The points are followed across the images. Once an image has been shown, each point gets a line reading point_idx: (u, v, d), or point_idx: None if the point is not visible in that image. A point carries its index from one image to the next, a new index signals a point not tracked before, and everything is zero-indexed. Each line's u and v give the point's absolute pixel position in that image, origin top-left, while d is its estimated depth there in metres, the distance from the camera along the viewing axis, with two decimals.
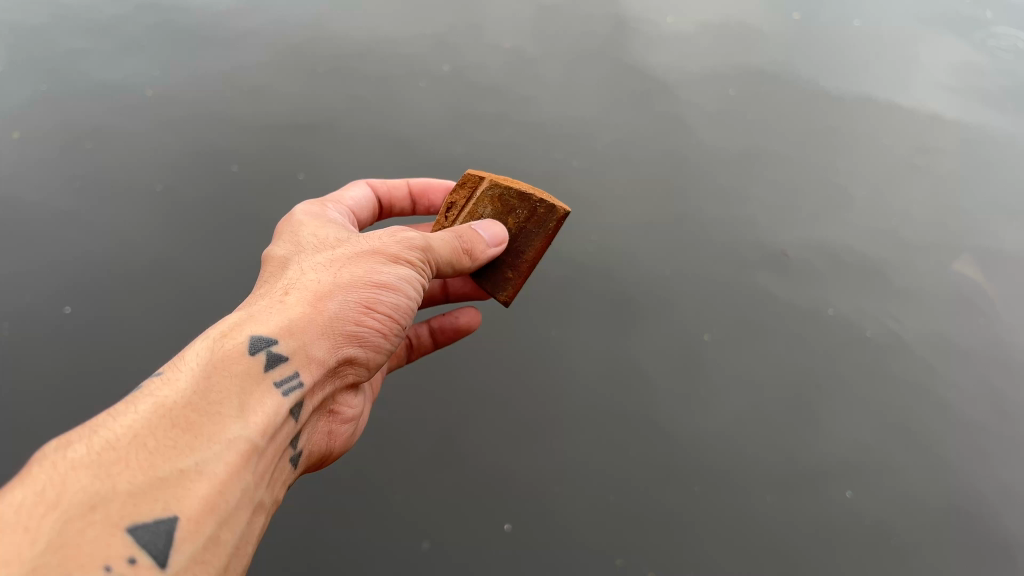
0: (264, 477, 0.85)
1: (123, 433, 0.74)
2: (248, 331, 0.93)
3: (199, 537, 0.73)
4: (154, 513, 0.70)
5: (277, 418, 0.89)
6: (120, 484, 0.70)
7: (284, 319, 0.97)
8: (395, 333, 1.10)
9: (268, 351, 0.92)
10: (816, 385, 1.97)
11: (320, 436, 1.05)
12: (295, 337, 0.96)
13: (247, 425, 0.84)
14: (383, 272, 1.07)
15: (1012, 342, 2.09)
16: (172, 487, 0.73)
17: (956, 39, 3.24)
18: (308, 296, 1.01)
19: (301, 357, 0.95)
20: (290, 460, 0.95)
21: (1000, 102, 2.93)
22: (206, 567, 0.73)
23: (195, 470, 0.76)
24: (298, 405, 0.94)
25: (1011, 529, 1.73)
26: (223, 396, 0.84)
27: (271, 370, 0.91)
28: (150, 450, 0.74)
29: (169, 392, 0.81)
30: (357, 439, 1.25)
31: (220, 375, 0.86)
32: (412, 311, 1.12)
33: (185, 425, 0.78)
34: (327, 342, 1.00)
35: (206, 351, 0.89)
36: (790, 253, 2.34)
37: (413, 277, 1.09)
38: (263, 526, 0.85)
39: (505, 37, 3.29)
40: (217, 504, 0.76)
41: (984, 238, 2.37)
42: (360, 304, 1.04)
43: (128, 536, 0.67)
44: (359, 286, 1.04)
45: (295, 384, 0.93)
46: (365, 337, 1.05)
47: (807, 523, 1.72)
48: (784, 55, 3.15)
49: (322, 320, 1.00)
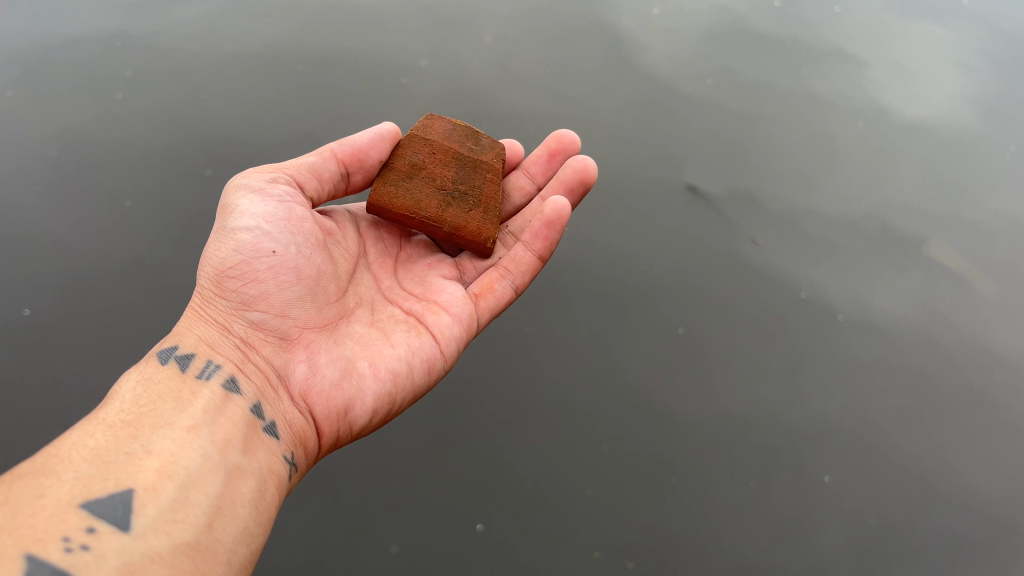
0: (227, 445, 1.20)
1: (68, 442, 1.09)
2: (155, 353, 1.35)
3: (160, 499, 1.05)
4: (108, 490, 1.03)
5: (216, 399, 1.27)
6: (68, 476, 1.04)
7: (178, 332, 1.39)
8: (258, 263, 1.40)
9: (173, 357, 1.34)
10: (791, 372, 2.04)
11: (288, 405, 1.37)
12: (188, 338, 1.38)
13: (190, 411, 1.22)
14: (216, 237, 1.43)
15: (979, 323, 2.19)
16: (120, 468, 1.07)
17: (943, 21, 3.35)
18: (190, 308, 1.44)
19: (199, 349, 1.36)
20: (263, 431, 1.30)
21: (981, 85, 3.06)
22: (178, 517, 1.05)
23: (140, 451, 1.11)
24: (228, 379, 1.32)
25: (967, 504, 1.82)
26: (153, 400, 1.22)
27: (187, 370, 1.31)
28: (90, 449, 1.09)
29: (104, 407, 1.18)
30: (379, 391, 1.45)
31: (148, 389, 1.24)
32: (264, 239, 1.41)
33: (123, 425, 1.15)
34: (219, 327, 1.40)
35: (133, 372, 1.29)
36: (761, 242, 2.43)
37: (234, 203, 1.44)
38: (247, 487, 1.18)
39: (501, 14, 3.25)
40: (171, 473, 1.09)
41: (967, 229, 2.45)
42: (216, 277, 1.41)
43: (83, 512, 0.99)
44: (210, 263, 1.42)
45: (212, 368, 1.33)
46: (242, 297, 1.40)
47: (785, 512, 1.78)
48: (772, 54, 3.20)
49: (204, 315, 1.41)
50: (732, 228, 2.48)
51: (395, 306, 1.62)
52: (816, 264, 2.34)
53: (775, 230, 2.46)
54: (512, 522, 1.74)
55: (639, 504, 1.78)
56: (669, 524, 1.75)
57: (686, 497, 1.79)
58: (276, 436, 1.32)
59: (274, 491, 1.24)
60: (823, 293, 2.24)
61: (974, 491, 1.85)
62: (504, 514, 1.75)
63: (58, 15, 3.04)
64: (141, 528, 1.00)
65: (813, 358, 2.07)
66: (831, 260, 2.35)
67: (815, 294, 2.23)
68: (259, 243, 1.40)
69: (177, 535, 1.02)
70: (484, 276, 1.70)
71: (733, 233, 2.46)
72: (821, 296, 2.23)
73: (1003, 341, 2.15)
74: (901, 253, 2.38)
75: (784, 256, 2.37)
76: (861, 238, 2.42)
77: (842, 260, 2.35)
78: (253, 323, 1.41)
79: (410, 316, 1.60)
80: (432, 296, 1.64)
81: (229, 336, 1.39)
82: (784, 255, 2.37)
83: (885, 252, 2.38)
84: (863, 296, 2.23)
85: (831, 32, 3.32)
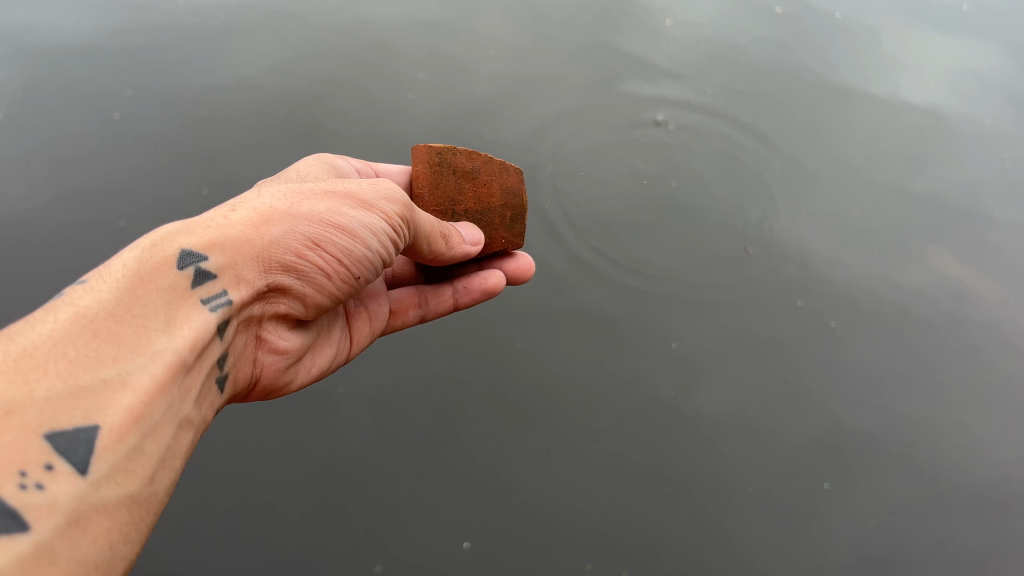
0: (187, 393, 1.01)
1: (41, 342, 0.85)
2: (178, 243, 1.08)
3: (122, 447, 0.86)
4: (76, 421, 0.82)
5: (203, 335, 1.04)
6: (39, 392, 0.81)
7: (219, 236, 1.13)
8: (341, 277, 1.25)
9: (196, 266, 1.07)
10: (784, 379, 2.02)
11: (245, 361, 1.23)
12: (226, 254, 1.13)
13: (173, 341, 0.98)
14: (345, 216, 1.23)
15: (978, 335, 2.16)
16: (95, 396, 0.85)
17: (949, 32, 3.34)
18: (253, 220, 1.18)
19: (231, 275, 1.12)
20: (215, 381, 1.12)
21: (985, 95, 3.04)
22: (129, 472, 0.87)
23: (118, 380, 0.88)
24: (224, 322, 1.10)
25: (969, 514, 1.79)
26: (147, 311, 0.97)
27: (197, 288, 1.07)
28: (70, 359, 0.85)
29: (89, 303, 0.92)
30: (303, 378, 1.40)
31: (146, 289, 0.99)
32: (365, 263, 1.27)
33: (107, 337, 0.90)
34: (261, 268, 1.17)
35: (133, 262, 1.01)
36: (751, 250, 2.45)
37: (372, 224, 1.25)
38: (189, 440, 1.02)
39: (505, 21, 3.27)
40: (141, 417, 0.89)
41: (969, 238, 2.44)
42: (306, 240, 1.19)
43: (46, 442, 0.79)
44: (314, 221, 1.21)
45: (221, 302, 1.10)
46: (303, 268, 1.20)
47: (781, 516, 1.77)
48: (772, 64, 3.25)
49: (261, 244, 1.17)
50: (725, 235, 2.51)
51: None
52: (815, 273, 2.32)
53: (764, 239, 2.48)
54: (495, 542, 1.70)
55: (641, 516, 1.75)
56: (662, 527, 1.73)
57: (682, 501, 1.77)
58: (224, 391, 1.17)
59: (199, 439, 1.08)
60: (819, 300, 2.22)
61: (978, 501, 1.81)
62: (489, 531, 1.72)
63: None
64: (98, 474, 0.82)
65: (809, 365, 2.05)
66: (831, 268, 2.34)
67: (812, 302, 2.22)
68: (360, 264, 1.26)
69: (125, 484, 0.86)
70: (403, 294, 1.62)
71: (727, 238, 2.50)
72: (818, 304, 2.21)
73: (1005, 343, 2.15)
74: (903, 261, 2.36)
75: (774, 264, 2.38)
76: (861, 244, 2.42)
77: (845, 267, 2.34)
78: (285, 289, 1.22)
79: (345, 310, 1.50)
80: (366, 297, 1.54)
81: (259, 282, 1.18)
82: (774, 263, 2.38)
83: (884, 256, 2.37)
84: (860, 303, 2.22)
85: (834, 43, 3.34)
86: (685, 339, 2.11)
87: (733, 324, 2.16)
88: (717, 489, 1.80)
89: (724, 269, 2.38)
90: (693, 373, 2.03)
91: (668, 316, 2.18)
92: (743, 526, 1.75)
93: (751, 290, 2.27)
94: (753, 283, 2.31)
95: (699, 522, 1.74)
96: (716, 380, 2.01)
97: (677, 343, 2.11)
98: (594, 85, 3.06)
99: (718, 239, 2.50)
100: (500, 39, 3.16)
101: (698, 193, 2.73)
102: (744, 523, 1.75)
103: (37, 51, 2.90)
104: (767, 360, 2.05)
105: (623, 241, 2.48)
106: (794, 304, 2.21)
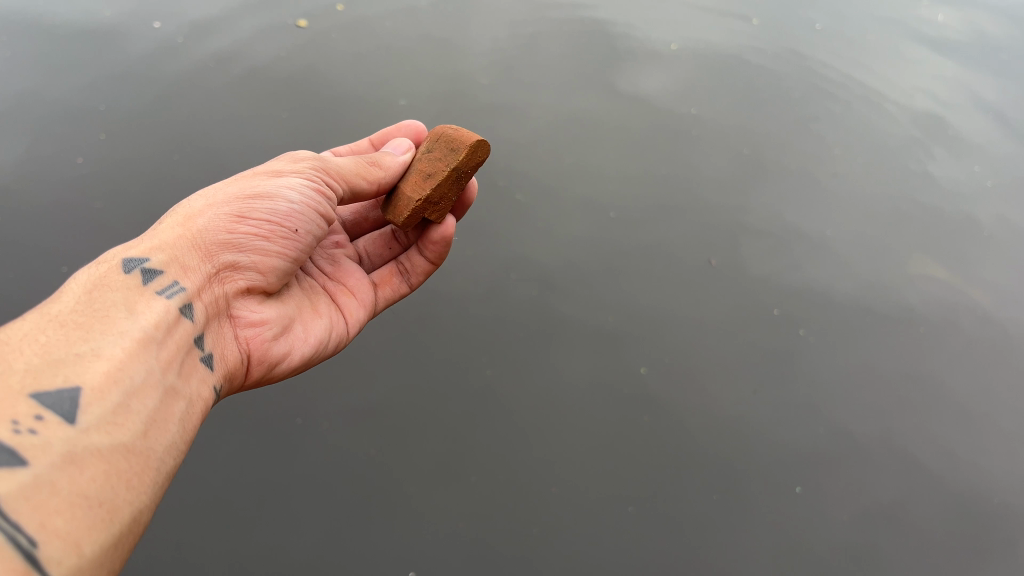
0: (169, 362, 1.12)
1: (15, 334, 0.99)
2: (120, 256, 1.21)
3: (106, 403, 0.98)
4: (56, 384, 0.95)
5: (164, 318, 1.16)
6: (18, 363, 0.95)
7: (155, 241, 1.26)
8: (280, 236, 1.33)
9: (141, 267, 1.20)
10: (754, 389, 2.15)
11: (228, 343, 1.29)
12: (165, 251, 1.24)
13: (137, 323, 1.11)
14: (255, 186, 1.35)
15: (963, 336, 2.35)
16: (70, 366, 0.99)
17: (936, 60, 3.70)
18: (179, 221, 1.30)
19: (176, 266, 1.23)
20: (202, 361, 1.21)
21: (968, 117, 3.35)
22: (118, 424, 0.98)
23: (91, 353, 1.02)
24: (184, 305, 1.21)
25: (940, 506, 1.96)
26: (107, 306, 1.11)
27: (150, 284, 1.19)
28: (43, 342, 1.00)
29: (53, 305, 1.07)
30: (309, 352, 1.43)
31: (102, 291, 1.13)
32: (298, 216, 1.34)
33: (74, 325, 1.05)
34: (199, 252, 1.27)
35: (85, 277, 1.15)
36: (716, 262, 2.51)
37: (287, 183, 1.36)
38: (178, 407, 1.11)
39: (498, 47, 3.50)
40: (120, 378, 1.01)
41: (956, 251, 2.63)
42: (231, 216, 1.31)
43: (32, 400, 0.92)
44: (233, 201, 1.32)
45: (176, 289, 1.21)
46: (240, 239, 1.30)
47: (743, 521, 1.89)
48: (769, 83, 3.54)
49: (194, 236, 1.28)
50: (723, 230, 2.63)
51: (313, 275, 1.55)
52: (808, 274, 2.50)
53: (756, 241, 2.61)
54: None
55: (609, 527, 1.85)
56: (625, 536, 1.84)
57: (637, 521, 1.87)
58: (214, 371, 1.24)
59: (201, 416, 1.17)
60: (794, 309, 2.37)
61: (948, 496, 1.98)
62: None
63: (84, 40, 3.24)
64: (87, 423, 0.94)
65: (800, 365, 2.22)
66: (822, 271, 2.51)
67: (786, 312, 2.36)
68: (291, 216, 1.33)
69: (117, 434, 0.97)
70: (384, 268, 1.69)
71: (717, 237, 2.60)
72: (791, 313, 2.36)
73: (989, 347, 2.33)
74: (896, 268, 2.54)
75: (764, 264, 2.52)
76: (850, 248, 2.61)
77: (841, 267, 2.53)
78: (233, 264, 1.30)
79: (327, 290, 1.55)
80: (346, 276, 1.60)
81: (206, 265, 1.27)
82: (761, 265, 2.52)
83: (873, 262, 2.56)
84: (848, 302, 2.41)
85: (825, 61, 3.69)
86: (652, 363, 2.20)
87: (727, 339, 2.28)
88: (683, 504, 1.91)
89: (722, 267, 2.49)
90: (675, 393, 2.13)
91: (654, 338, 2.27)
92: (710, 525, 1.88)
93: (741, 292, 2.41)
94: (744, 282, 2.45)
95: (659, 530, 1.86)
96: (695, 390, 2.14)
97: (647, 368, 2.19)
98: (591, 94, 3.27)
99: (694, 240, 2.58)
100: (503, 61, 3.41)
101: (693, 188, 2.80)
102: (710, 523, 1.88)
103: (48, 72, 3.02)
104: (754, 361, 2.22)
105: (624, 241, 2.56)
106: (770, 313, 2.35)
